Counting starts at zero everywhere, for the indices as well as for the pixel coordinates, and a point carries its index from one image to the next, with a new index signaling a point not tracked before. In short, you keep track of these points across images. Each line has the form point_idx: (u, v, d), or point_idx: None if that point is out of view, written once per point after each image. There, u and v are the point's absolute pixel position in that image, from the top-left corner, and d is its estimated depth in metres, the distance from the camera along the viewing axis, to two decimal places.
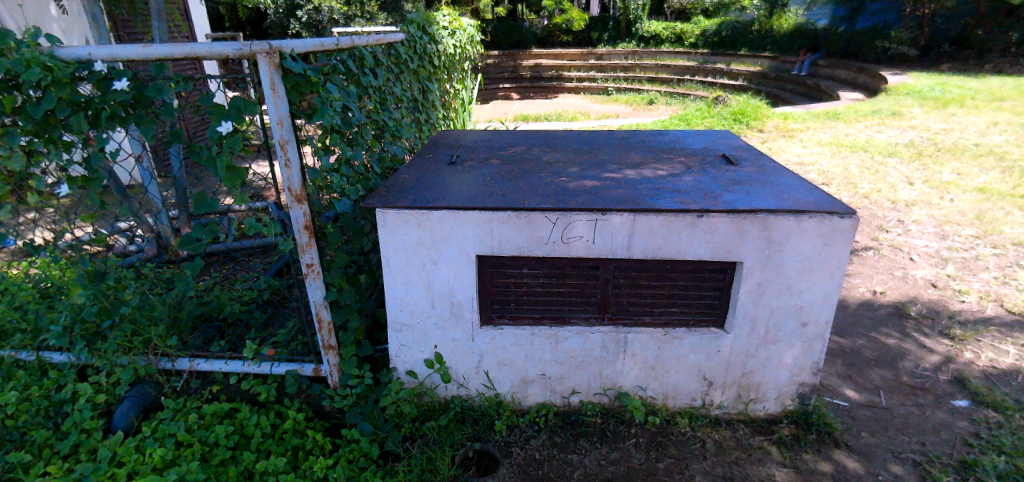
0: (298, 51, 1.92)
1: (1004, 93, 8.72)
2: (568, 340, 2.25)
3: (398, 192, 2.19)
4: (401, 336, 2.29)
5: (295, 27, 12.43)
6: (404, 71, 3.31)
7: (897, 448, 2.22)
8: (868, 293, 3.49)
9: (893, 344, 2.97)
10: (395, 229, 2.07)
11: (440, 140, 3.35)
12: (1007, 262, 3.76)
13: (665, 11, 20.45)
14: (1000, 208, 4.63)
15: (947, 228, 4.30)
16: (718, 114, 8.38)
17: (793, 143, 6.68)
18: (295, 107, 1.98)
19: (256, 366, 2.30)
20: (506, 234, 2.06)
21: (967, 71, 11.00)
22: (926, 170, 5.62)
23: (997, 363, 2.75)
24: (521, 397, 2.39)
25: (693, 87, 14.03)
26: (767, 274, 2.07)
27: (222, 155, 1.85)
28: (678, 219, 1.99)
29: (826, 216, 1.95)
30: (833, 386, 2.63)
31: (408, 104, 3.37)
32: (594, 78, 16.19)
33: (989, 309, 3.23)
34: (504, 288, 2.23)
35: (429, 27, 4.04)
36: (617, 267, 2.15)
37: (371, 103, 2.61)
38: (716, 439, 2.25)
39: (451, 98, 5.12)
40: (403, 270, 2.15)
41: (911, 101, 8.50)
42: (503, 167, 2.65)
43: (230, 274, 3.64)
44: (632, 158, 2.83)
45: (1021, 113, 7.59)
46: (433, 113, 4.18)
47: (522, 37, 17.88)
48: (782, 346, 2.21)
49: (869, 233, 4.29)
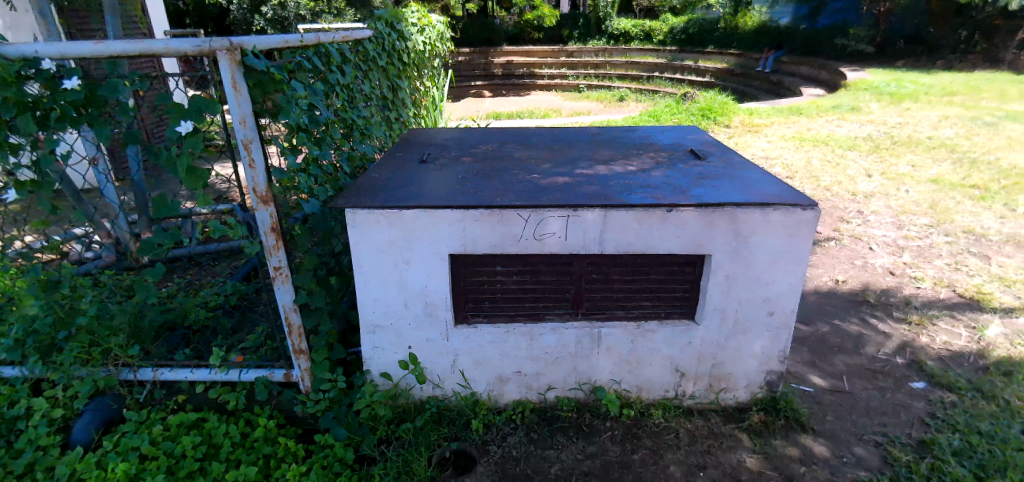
0: (261, 48, 1.85)
1: (954, 89, 9.11)
2: (543, 336, 2.26)
3: (368, 192, 2.16)
4: (376, 338, 2.25)
5: (261, 24, 12.19)
6: (373, 68, 3.25)
7: (860, 430, 2.31)
8: (830, 282, 3.61)
9: (854, 330, 3.08)
10: (366, 229, 2.04)
11: (412, 139, 3.31)
12: (959, 249, 3.93)
13: (635, 8, 20.66)
14: (952, 198, 4.83)
15: (903, 218, 4.48)
16: (686, 109, 8.53)
17: (759, 138, 6.85)
18: (259, 106, 1.91)
19: (223, 373, 2.24)
20: (479, 233, 2.05)
21: (919, 67, 11.49)
22: (884, 163, 5.85)
23: (951, 345, 2.87)
24: (497, 395, 2.39)
25: (662, 84, 14.25)
26: (735, 267, 2.12)
27: (182, 156, 1.78)
28: (649, 213, 2.02)
29: (790, 208, 2.01)
30: (799, 373, 2.71)
31: (377, 102, 3.33)
32: (566, 76, 16.29)
33: (943, 294, 3.37)
34: (478, 287, 2.22)
35: (399, 24, 3.98)
36: (590, 263, 2.17)
37: (339, 102, 2.56)
38: (689, 428, 2.29)
39: (422, 95, 5.09)
40: (375, 271, 2.12)
41: (868, 96, 8.81)
42: (475, 164, 2.64)
43: (195, 279, 3.54)
44: (603, 154, 2.85)
45: (970, 108, 7.95)
46: (403, 111, 4.13)
47: (493, 34, 17.87)
48: (750, 336, 2.26)
49: (831, 225, 4.44)
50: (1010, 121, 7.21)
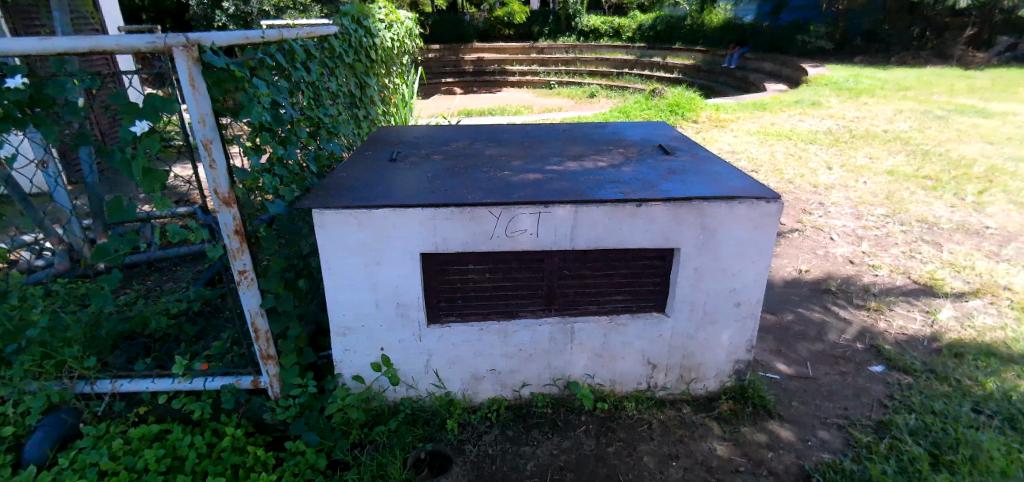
0: (220, 44, 1.79)
1: (908, 84, 9.48)
2: (516, 334, 2.26)
3: (336, 191, 2.12)
4: (347, 341, 2.22)
5: (222, 20, 11.79)
6: (339, 65, 3.18)
7: (824, 414, 2.39)
8: (794, 272, 3.72)
9: (817, 318, 3.18)
10: (335, 230, 2.00)
11: (381, 137, 3.27)
12: (913, 238, 4.10)
13: (604, 4, 20.80)
14: (906, 189, 5.03)
15: (862, 209, 4.65)
16: (655, 105, 8.66)
17: (725, 133, 7.00)
18: (219, 104, 1.85)
19: (187, 383, 2.17)
20: (450, 231, 2.04)
21: (876, 63, 11.92)
22: (843, 155, 6.05)
23: (906, 329, 3.00)
24: (472, 394, 2.38)
25: (631, 80, 14.42)
26: (703, 259, 2.16)
27: (137, 156, 1.71)
28: (619, 209, 2.04)
29: (755, 201, 2.06)
30: (766, 361, 2.78)
31: (344, 100, 3.27)
32: (536, 73, 16.31)
33: (899, 281, 3.51)
34: (450, 286, 2.20)
35: (365, 20, 3.91)
36: (562, 259, 2.18)
37: (304, 99, 2.50)
38: (662, 419, 2.33)
39: (390, 92, 5.02)
40: (344, 272, 2.08)
41: (828, 92, 9.09)
42: (446, 162, 2.62)
43: (156, 285, 3.42)
44: (573, 150, 2.86)
45: (923, 102, 8.29)
46: (372, 109, 4.07)
47: (463, 31, 17.76)
48: (718, 326, 2.31)
49: (794, 217, 4.57)
50: (959, 114, 7.55)
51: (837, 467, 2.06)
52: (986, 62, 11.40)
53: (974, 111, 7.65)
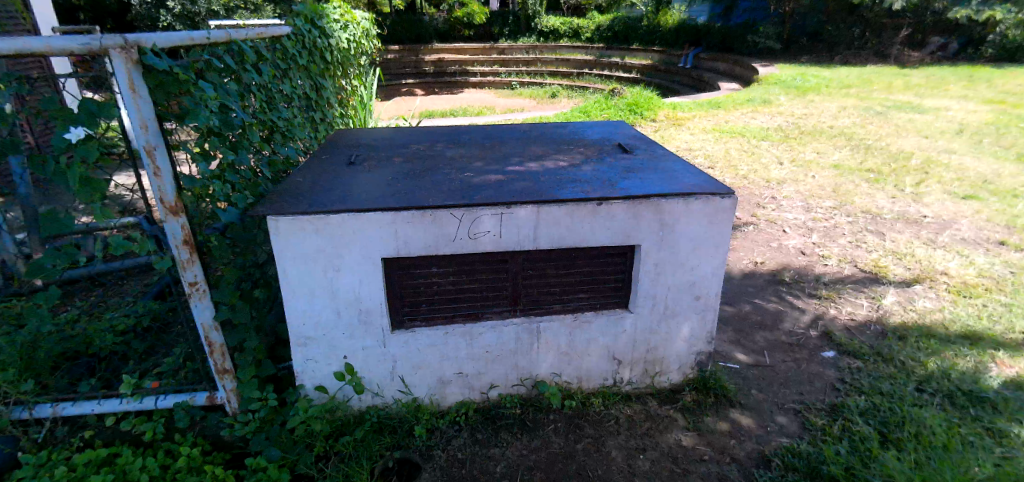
0: (162, 46, 1.71)
1: (850, 82, 9.96)
2: (482, 335, 2.25)
3: (292, 197, 2.06)
4: (308, 350, 2.16)
5: (167, 20, 11.28)
6: (292, 67, 3.09)
7: (781, 400, 2.47)
8: (750, 264, 3.85)
9: (772, 308, 3.29)
10: (291, 237, 1.94)
11: (339, 140, 3.20)
12: (858, 228, 4.30)
13: (562, 5, 21.00)
14: (851, 182, 5.28)
15: (811, 201, 4.85)
16: (614, 104, 8.80)
17: (682, 131, 7.18)
18: (162, 109, 1.77)
19: (136, 403, 2.06)
20: (412, 234, 2.01)
21: (820, 62, 12.47)
22: (793, 151, 6.30)
23: (855, 316, 3.15)
24: (439, 399, 2.35)
25: (590, 80, 14.62)
26: (663, 255, 2.21)
27: (73, 165, 1.61)
28: (580, 207, 2.06)
29: (710, 197, 2.12)
30: (725, 351, 2.86)
31: (299, 102, 3.18)
32: (497, 73, 16.31)
33: (846, 270, 3.68)
34: (414, 290, 2.17)
35: (319, 20, 3.81)
36: (525, 259, 2.18)
37: (256, 102, 2.41)
38: (628, 413, 2.37)
39: (348, 94, 4.92)
40: (303, 280, 2.03)
41: (778, 90, 9.45)
42: (406, 165, 2.58)
43: (99, 301, 3.24)
44: (534, 151, 2.87)
45: (864, 99, 8.73)
46: (328, 112, 3.98)
47: (422, 31, 17.59)
48: (679, 319, 2.36)
49: (749, 211, 4.72)
50: (897, 110, 7.98)
51: (795, 450, 2.13)
52: (919, 61, 12.11)
53: (910, 107, 8.10)
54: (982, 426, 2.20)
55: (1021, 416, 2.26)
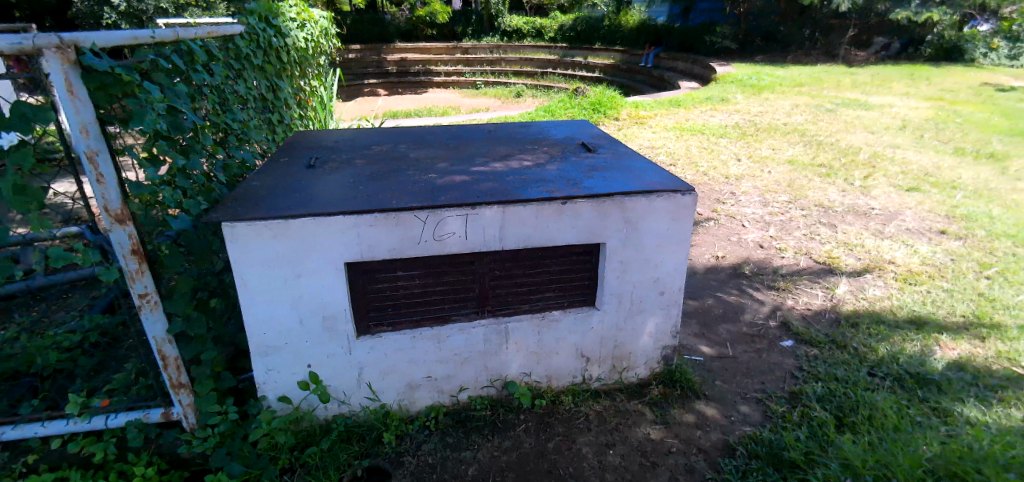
0: (102, 46, 1.62)
1: (803, 81, 10.34)
2: (450, 338, 2.23)
3: (249, 202, 1.99)
4: (270, 360, 2.09)
5: (112, 18, 10.81)
6: (247, 67, 2.99)
7: (744, 390, 2.54)
8: (712, 258, 3.94)
9: (734, 300, 3.38)
10: (249, 244, 1.88)
11: (299, 142, 3.12)
12: (812, 221, 4.47)
13: (525, 5, 21.09)
14: (805, 176, 5.48)
15: (768, 196, 5.01)
16: (578, 103, 8.88)
17: (645, 129, 7.31)
18: (104, 112, 1.68)
19: (85, 423, 1.96)
20: (375, 237, 1.97)
21: (774, 61, 12.91)
22: (750, 147, 6.49)
23: (811, 305, 3.26)
24: (408, 404, 2.32)
25: (554, 80, 14.72)
26: (628, 252, 2.23)
27: (6, 173, 1.51)
28: (545, 207, 2.07)
29: (671, 194, 2.16)
30: (690, 344, 2.92)
31: (255, 104, 3.08)
32: (461, 73, 16.24)
33: (802, 262, 3.82)
34: (379, 295, 2.13)
35: (275, 19, 3.70)
36: (492, 260, 2.17)
37: (208, 104, 2.32)
38: (598, 409, 2.39)
39: (307, 95, 4.80)
40: (263, 287, 1.96)
41: (735, 88, 9.73)
42: (369, 166, 2.53)
43: (42, 316, 3.07)
44: (498, 151, 2.86)
45: (815, 97, 9.08)
46: (287, 113, 3.87)
47: (384, 30, 17.36)
48: (645, 315, 2.40)
49: (710, 206, 4.84)
50: (846, 107, 8.33)
51: (758, 438, 2.20)
52: (865, 60, 12.67)
53: (858, 104, 8.47)
54: (929, 407, 2.31)
55: (964, 396, 2.38)
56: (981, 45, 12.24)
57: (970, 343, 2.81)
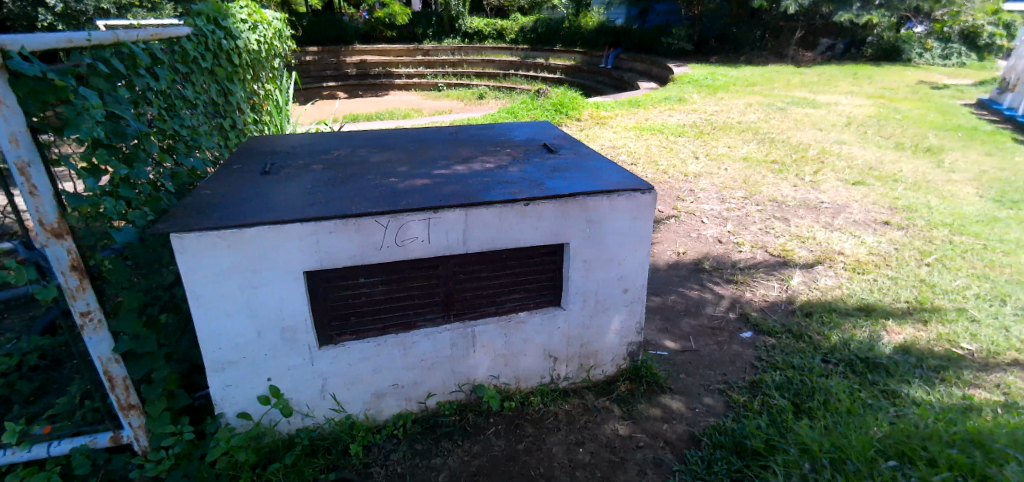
0: (32, 49, 1.52)
1: (755, 80, 10.71)
2: (416, 344, 2.19)
3: (199, 211, 1.91)
4: (227, 376, 2.02)
5: (49, 19, 10.25)
6: (195, 71, 2.88)
7: (707, 381, 2.60)
8: (673, 255, 4.03)
9: (695, 295, 3.46)
10: (200, 255, 1.80)
11: (253, 148, 3.02)
12: (767, 215, 4.62)
13: (486, 7, 21.11)
14: (759, 173, 5.66)
15: (725, 192, 5.15)
16: (540, 104, 8.93)
17: (606, 129, 7.41)
18: (37, 120, 1.58)
19: (24, 452, 1.84)
20: (335, 245, 1.93)
21: (728, 62, 13.32)
22: (707, 145, 6.67)
23: (767, 297, 3.37)
24: (375, 413, 2.27)
25: (516, 82, 14.77)
26: (591, 251, 2.25)
27: None
28: (507, 209, 2.06)
29: (631, 193, 2.19)
30: (655, 340, 2.98)
31: (205, 108, 2.97)
32: (423, 75, 16.10)
33: (758, 255, 3.94)
34: (341, 303, 2.08)
35: (224, 20, 3.57)
36: (456, 264, 2.15)
37: (154, 110, 2.22)
38: (566, 408, 2.40)
39: (261, 99, 4.66)
40: (217, 300, 1.89)
41: (691, 88, 9.99)
42: (327, 172, 2.48)
43: None
44: (460, 153, 2.84)
45: (767, 96, 9.41)
46: (240, 118, 3.74)
47: (342, 32, 17.05)
48: (610, 312, 2.42)
49: (670, 204, 4.94)
50: (796, 105, 8.67)
51: (721, 428, 2.25)
52: (812, 60, 13.22)
53: (806, 103, 8.83)
54: (879, 390, 2.42)
55: (910, 377, 2.50)
56: (917, 46, 12.97)
57: (913, 327, 2.96)
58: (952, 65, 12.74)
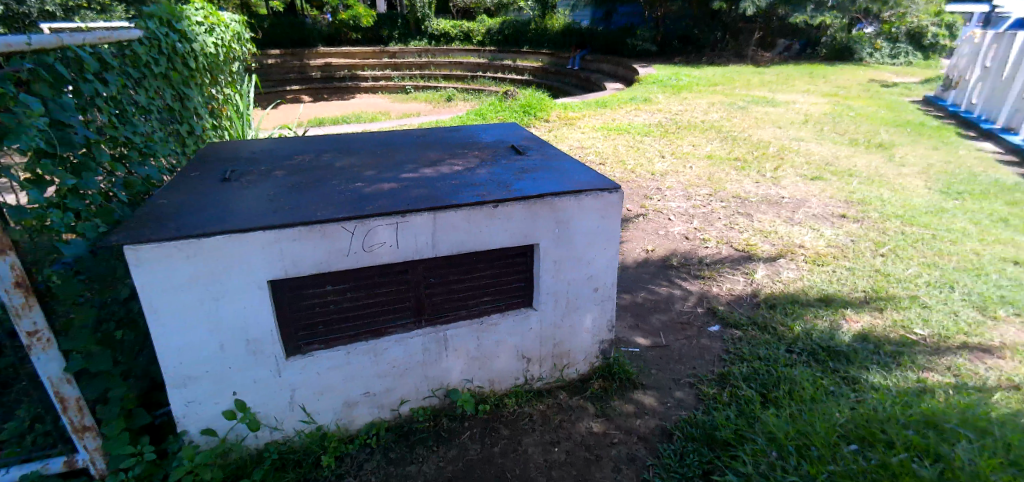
0: None
1: (717, 80, 10.98)
2: (387, 351, 2.16)
3: (155, 222, 1.84)
4: (189, 391, 1.95)
5: None
6: (148, 76, 2.78)
7: (677, 376, 2.65)
8: (642, 252, 4.09)
9: (664, 291, 3.52)
10: (157, 267, 1.73)
11: (212, 154, 2.93)
12: (731, 211, 4.74)
13: (452, 9, 21.06)
14: (723, 170, 5.80)
15: (691, 190, 5.25)
16: (508, 106, 8.95)
17: (574, 130, 7.48)
18: None
19: None
20: (300, 252, 1.88)
21: (691, 63, 13.62)
22: (672, 144, 6.80)
23: (733, 291, 3.45)
24: (347, 423, 2.23)
25: (484, 84, 14.76)
26: (561, 252, 2.26)
27: None
28: (476, 211, 2.06)
29: (599, 192, 2.21)
30: (626, 337, 3.01)
31: (160, 114, 2.87)
32: (390, 78, 15.94)
33: (724, 250, 4.03)
34: (308, 311, 2.03)
35: (179, 23, 3.46)
36: (425, 268, 2.13)
37: (104, 117, 2.13)
38: (541, 409, 2.40)
39: (220, 104, 4.53)
40: (176, 313, 1.82)
41: (656, 88, 10.17)
42: (290, 178, 2.42)
43: None
44: (427, 156, 2.82)
45: (729, 95, 9.66)
46: (198, 123, 3.63)
47: (305, 35, 16.74)
48: (581, 311, 2.44)
49: (638, 202, 5.01)
50: (756, 104, 8.92)
51: (693, 421, 2.29)
52: (770, 60, 13.64)
53: (766, 101, 9.10)
54: (840, 377, 2.50)
55: (868, 364, 2.60)
56: (867, 46, 13.54)
57: (870, 315, 3.07)
58: (900, 64, 13.33)
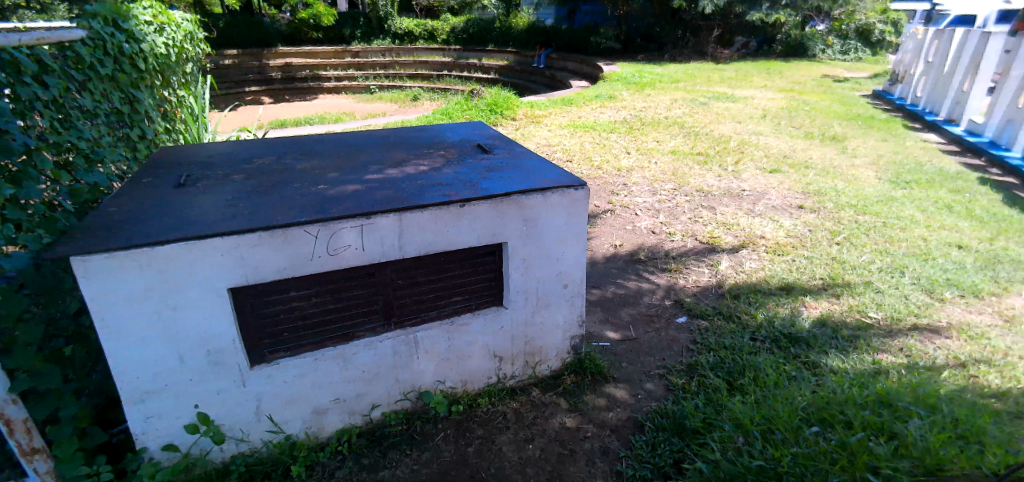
0: None
1: (679, 77, 11.21)
2: (357, 355, 2.12)
3: (106, 231, 1.76)
4: (148, 406, 1.87)
5: None
6: (94, 78, 2.65)
7: (647, 368, 2.69)
8: (610, 248, 4.14)
9: (632, 285, 3.57)
10: (109, 279, 1.66)
11: (166, 159, 2.82)
12: (695, 205, 4.84)
13: (415, 8, 20.86)
14: (686, 165, 5.92)
15: (656, 185, 5.34)
16: (475, 104, 8.92)
17: (541, 128, 7.51)
18: None
19: None
20: (262, 258, 1.83)
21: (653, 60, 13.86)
22: (637, 141, 6.90)
23: (699, 283, 3.53)
24: (317, 431, 2.18)
25: (449, 83, 14.68)
26: (529, 249, 2.27)
27: None
28: (443, 211, 2.04)
29: (565, 189, 2.23)
30: (596, 332, 3.04)
31: (107, 118, 2.74)
32: (353, 78, 15.68)
33: (689, 243, 4.12)
34: (272, 319, 1.98)
35: (126, 22, 3.31)
36: (393, 270, 2.10)
37: (44, 122, 2.02)
38: (514, 407, 2.40)
39: (174, 106, 4.37)
40: (131, 326, 1.75)
41: (620, 85, 10.31)
42: (249, 181, 2.35)
43: None
44: (392, 156, 2.78)
45: (690, 91, 9.87)
46: (150, 127, 3.49)
47: (263, 34, 16.29)
48: (552, 308, 2.45)
49: (605, 198, 5.07)
50: (717, 100, 9.15)
51: (663, 411, 2.33)
52: (729, 57, 14.01)
53: (726, 97, 9.34)
54: (801, 362, 2.59)
55: (827, 348, 2.70)
56: (819, 43, 14.07)
57: (828, 302, 3.19)
58: (850, 60, 13.89)
